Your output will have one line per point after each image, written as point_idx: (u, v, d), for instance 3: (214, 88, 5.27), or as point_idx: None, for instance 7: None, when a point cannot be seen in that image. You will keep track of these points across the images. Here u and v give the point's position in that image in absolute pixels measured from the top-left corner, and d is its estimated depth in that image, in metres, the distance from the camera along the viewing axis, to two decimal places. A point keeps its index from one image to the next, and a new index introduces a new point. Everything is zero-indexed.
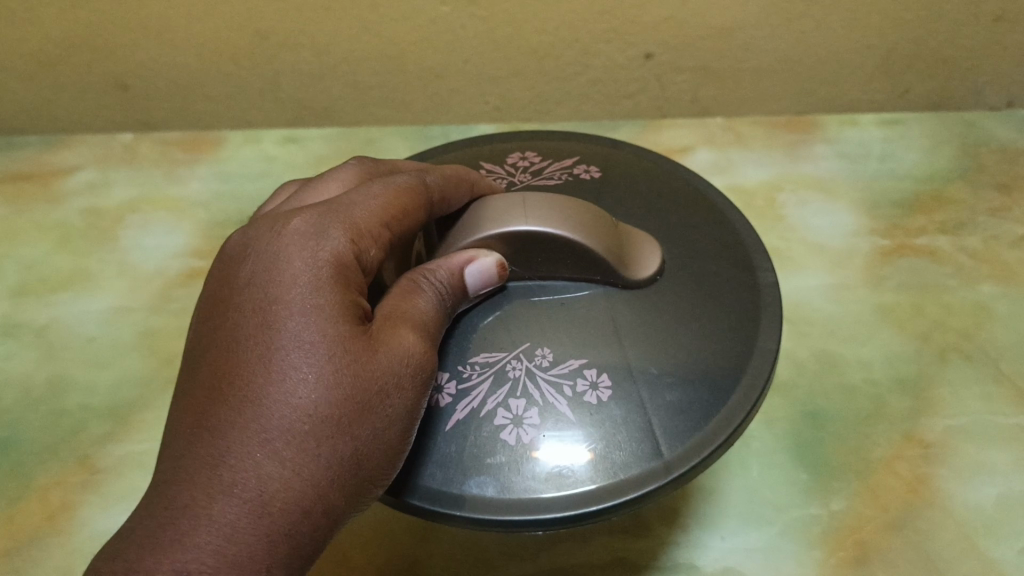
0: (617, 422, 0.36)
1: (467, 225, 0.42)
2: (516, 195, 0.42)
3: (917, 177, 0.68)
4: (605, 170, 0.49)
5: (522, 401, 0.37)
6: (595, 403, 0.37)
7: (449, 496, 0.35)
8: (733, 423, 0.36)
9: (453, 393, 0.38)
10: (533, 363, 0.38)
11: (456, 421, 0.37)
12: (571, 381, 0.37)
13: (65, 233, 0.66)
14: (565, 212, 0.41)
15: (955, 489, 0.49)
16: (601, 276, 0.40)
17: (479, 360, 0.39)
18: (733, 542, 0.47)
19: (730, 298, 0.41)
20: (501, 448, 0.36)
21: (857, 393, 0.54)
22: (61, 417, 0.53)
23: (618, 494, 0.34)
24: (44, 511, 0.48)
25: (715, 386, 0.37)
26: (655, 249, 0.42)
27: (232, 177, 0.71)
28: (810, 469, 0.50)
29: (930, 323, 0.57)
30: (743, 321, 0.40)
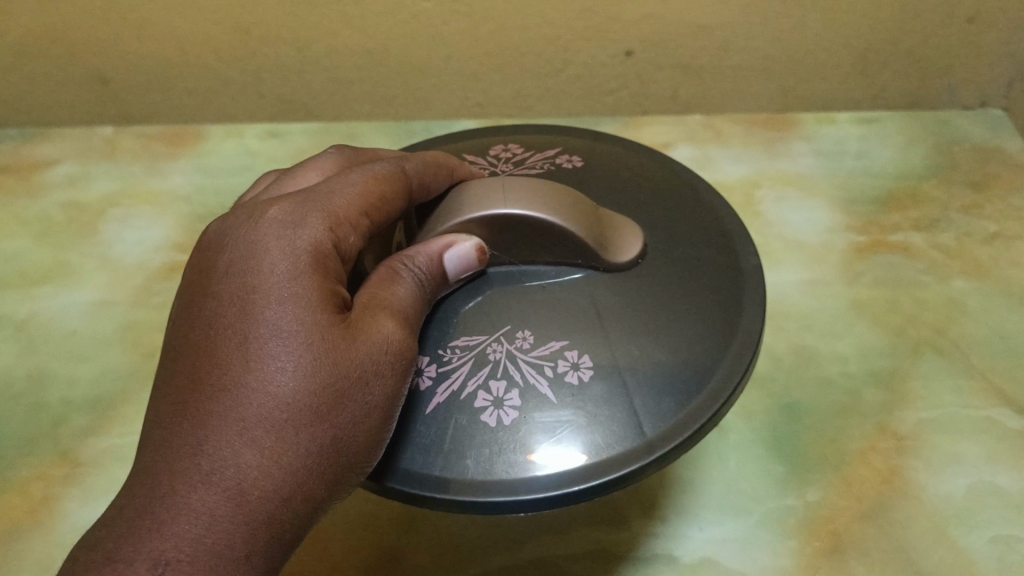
0: (599, 403, 0.37)
1: (446, 210, 0.42)
2: (496, 180, 0.42)
3: (892, 175, 0.69)
4: (587, 160, 0.50)
5: (503, 382, 0.38)
6: (576, 384, 0.37)
7: (431, 480, 0.36)
8: (716, 403, 0.37)
9: (434, 375, 0.39)
10: (514, 346, 0.39)
11: (437, 404, 0.38)
12: (552, 362, 0.38)
13: (45, 226, 0.65)
14: (546, 195, 0.41)
15: (927, 480, 0.50)
16: (581, 260, 0.41)
17: (459, 344, 0.39)
18: (711, 532, 0.48)
19: (712, 282, 0.41)
20: (482, 430, 0.37)
21: (832, 386, 0.55)
22: (41, 410, 0.53)
23: (602, 474, 0.35)
24: (25, 504, 0.48)
25: (697, 366, 0.38)
26: (637, 234, 0.42)
27: (213, 171, 0.71)
28: (786, 461, 0.51)
29: (904, 318, 0.58)
30: (726, 304, 0.41)
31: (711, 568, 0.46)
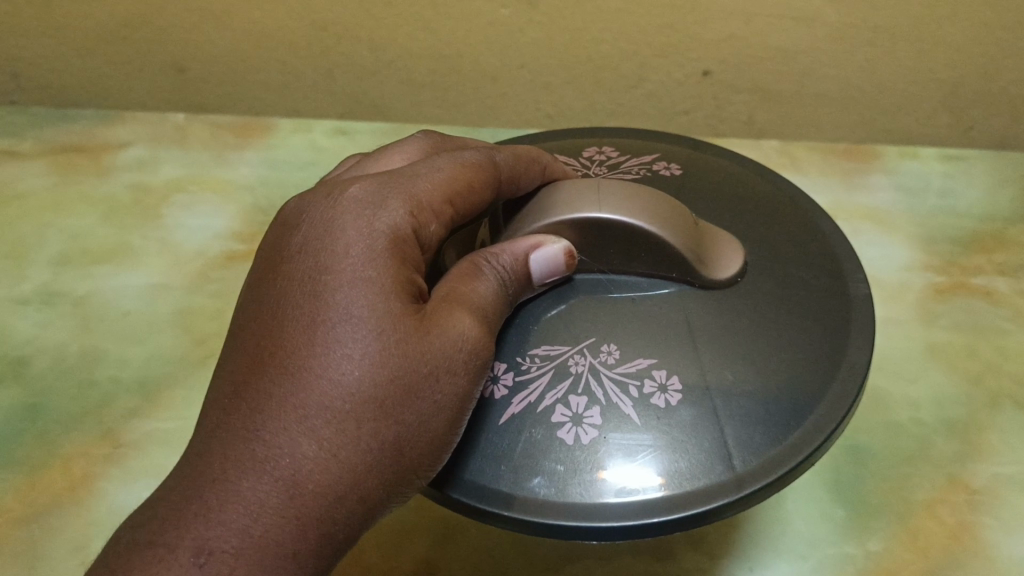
0: (687, 429, 0.35)
1: (536, 209, 0.41)
2: (590, 182, 0.41)
3: (975, 215, 0.65)
4: (686, 168, 0.49)
5: (584, 398, 0.36)
6: (663, 406, 0.35)
7: (498, 496, 0.34)
8: (815, 441, 0.34)
9: (510, 385, 0.37)
10: (597, 360, 0.37)
11: (512, 415, 0.36)
12: (638, 381, 0.36)
13: (111, 207, 0.65)
14: (642, 202, 0.40)
15: (999, 540, 0.47)
16: (677, 273, 0.39)
17: (540, 353, 0.38)
18: (762, 573, 0.46)
19: (817, 310, 0.39)
20: (559, 444, 0.35)
21: (901, 431, 0.52)
22: (90, 387, 0.53)
23: (682, 506, 0.33)
24: (65, 480, 0.49)
25: (797, 399, 0.36)
26: (738, 251, 0.41)
27: (279, 162, 0.70)
28: (847, 506, 0.48)
29: (983, 366, 0.55)
30: (832, 336, 0.38)
31: None
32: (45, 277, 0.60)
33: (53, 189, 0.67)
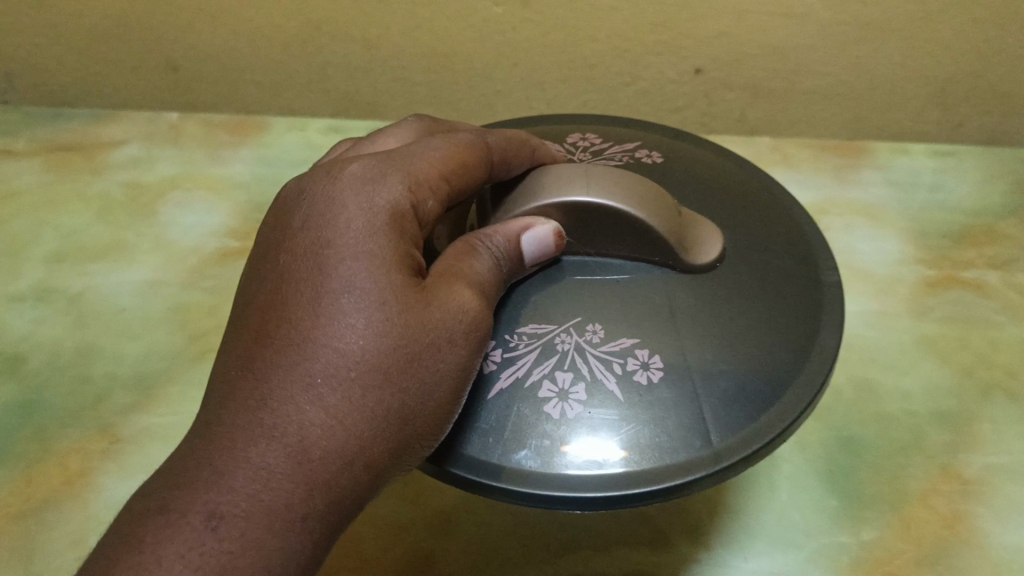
0: (665, 406, 0.36)
1: (524, 193, 0.41)
2: (577, 168, 0.41)
3: (967, 210, 0.66)
4: (667, 157, 0.48)
5: (570, 375, 0.37)
6: (644, 384, 0.36)
7: (485, 468, 0.35)
8: (788, 419, 0.35)
9: (498, 361, 0.37)
10: (583, 338, 0.38)
11: (501, 390, 0.37)
12: (621, 358, 0.37)
13: (106, 204, 0.65)
14: (629, 187, 0.40)
15: (993, 529, 0.47)
16: (660, 258, 0.40)
17: (527, 330, 0.38)
18: (756, 563, 0.46)
19: (791, 296, 0.40)
20: (546, 418, 0.36)
21: (894, 422, 0.52)
22: (86, 383, 0.53)
23: (663, 478, 0.34)
24: (62, 475, 0.49)
25: (771, 379, 0.37)
26: (717, 238, 0.41)
27: (274, 159, 0.70)
28: (840, 496, 0.49)
29: (974, 357, 0.56)
30: (806, 321, 0.39)
31: None
32: (40, 274, 0.60)
33: (48, 187, 0.67)
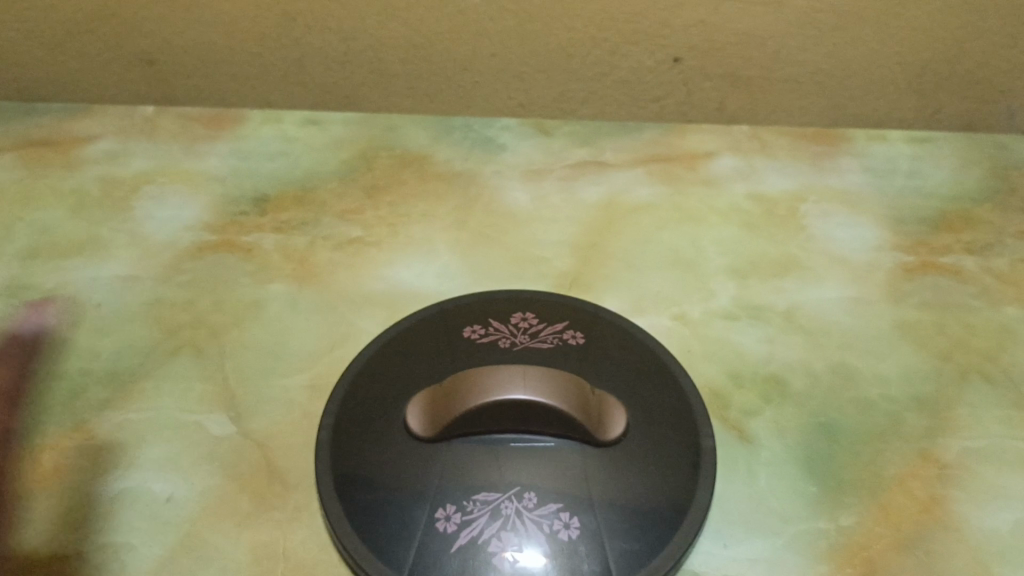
0: (581, 559, 0.43)
1: (469, 389, 0.46)
2: (514, 368, 0.46)
3: (943, 196, 0.66)
4: (590, 336, 0.52)
5: (513, 535, 0.44)
6: (566, 540, 0.44)
7: None
8: (672, 560, 0.44)
9: (456, 524, 0.44)
10: (522, 505, 0.45)
11: (459, 545, 0.44)
12: (549, 520, 0.44)
13: (80, 200, 0.64)
14: (557, 382, 0.46)
15: (971, 512, 0.48)
16: (578, 435, 0.46)
17: (479, 497, 0.45)
18: (735, 550, 0.46)
19: (676, 459, 0.48)
20: (492, 569, 0.43)
21: (872, 408, 0.52)
22: (60, 380, 0.53)
23: None
24: (37, 472, 0.48)
25: (660, 512, 0.46)
26: (621, 415, 0.48)
27: (249, 154, 0.68)
28: (819, 482, 0.49)
29: (951, 342, 0.56)
30: (687, 466, 0.48)
31: None
32: (12, 271, 0.59)
33: (21, 183, 0.66)
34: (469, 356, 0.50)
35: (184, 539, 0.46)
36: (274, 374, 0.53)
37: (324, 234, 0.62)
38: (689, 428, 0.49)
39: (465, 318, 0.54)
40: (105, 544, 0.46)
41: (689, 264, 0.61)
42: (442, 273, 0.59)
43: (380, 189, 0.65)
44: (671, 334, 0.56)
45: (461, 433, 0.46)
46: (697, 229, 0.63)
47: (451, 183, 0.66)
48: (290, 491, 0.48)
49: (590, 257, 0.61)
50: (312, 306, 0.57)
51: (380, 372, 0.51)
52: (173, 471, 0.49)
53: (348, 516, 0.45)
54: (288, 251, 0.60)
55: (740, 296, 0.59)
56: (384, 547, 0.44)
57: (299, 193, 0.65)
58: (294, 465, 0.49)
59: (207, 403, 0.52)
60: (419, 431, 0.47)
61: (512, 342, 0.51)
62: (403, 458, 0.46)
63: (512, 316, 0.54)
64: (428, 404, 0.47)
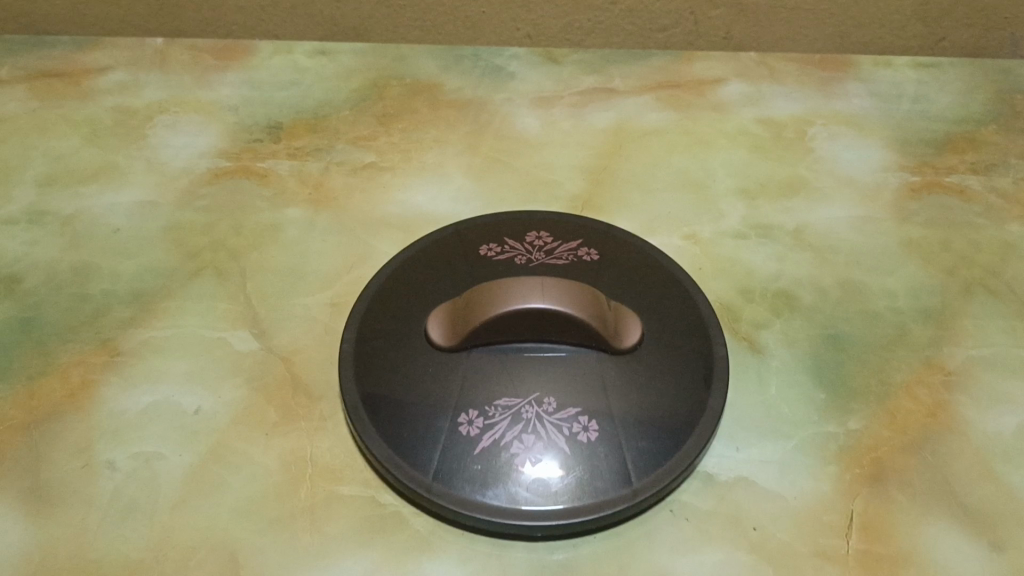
0: (600, 460, 0.45)
1: (489, 299, 0.47)
2: (533, 279, 0.47)
3: (948, 118, 0.67)
4: (604, 253, 0.54)
5: (533, 436, 0.45)
6: (585, 441, 0.45)
7: (471, 502, 0.43)
8: (688, 459, 0.45)
9: (479, 427, 0.45)
10: (541, 409, 0.46)
11: (482, 448, 0.45)
12: (568, 424, 0.45)
13: (95, 129, 0.65)
14: (575, 292, 0.47)
15: (976, 416, 0.49)
16: (595, 344, 0.48)
17: (501, 403, 0.46)
18: (747, 453, 0.48)
19: (691, 367, 0.49)
20: (515, 470, 0.44)
21: (879, 319, 0.54)
22: (84, 301, 0.54)
23: (598, 509, 0.43)
24: (65, 388, 0.49)
25: (676, 415, 0.47)
26: (637, 324, 0.49)
27: (262, 83, 0.69)
28: (828, 389, 0.50)
29: (956, 257, 0.57)
30: (701, 373, 0.49)
31: (746, 487, 0.46)
32: (31, 197, 0.60)
33: (35, 114, 0.66)
34: (486, 272, 0.51)
35: (214, 447, 0.47)
36: (295, 293, 0.54)
37: (339, 160, 0.63)
38: (703, 338, 0.50)
39: (481, 237, 0.55)
40: (137, 453, 0.47)
41: (698, 186, 0.62)
42: (456, 196, 0.60)
43: (392, 117, 0.67)
44: (683, 253, 0.57)
45: (482, 342, 0.48)
46: (705, 153, 0.64)
47: (463, 111, 0.67)
48: (315, 401, 0.49)
49: (601, 179, 0.62)
50: (329, 229, 0.58)
51: (400, 289, 0.52)
52: (200, 384, 0.50)
53: (373, 422, 0.46)
54: (303, 176, 0.62)
55: (749, 215, 0.60)
56: (408, 452, 0.45)
57: (311, 121, 0.66)
58: (318, 377, 0.50)
59: (230, 320, 0.53)
60: (440, 340, 0.48)
61: (528, 259, 0.52)
62: (425, 368, 0.48)
63: (526, 235, 0.55)
64: (449, 317, 0.48)
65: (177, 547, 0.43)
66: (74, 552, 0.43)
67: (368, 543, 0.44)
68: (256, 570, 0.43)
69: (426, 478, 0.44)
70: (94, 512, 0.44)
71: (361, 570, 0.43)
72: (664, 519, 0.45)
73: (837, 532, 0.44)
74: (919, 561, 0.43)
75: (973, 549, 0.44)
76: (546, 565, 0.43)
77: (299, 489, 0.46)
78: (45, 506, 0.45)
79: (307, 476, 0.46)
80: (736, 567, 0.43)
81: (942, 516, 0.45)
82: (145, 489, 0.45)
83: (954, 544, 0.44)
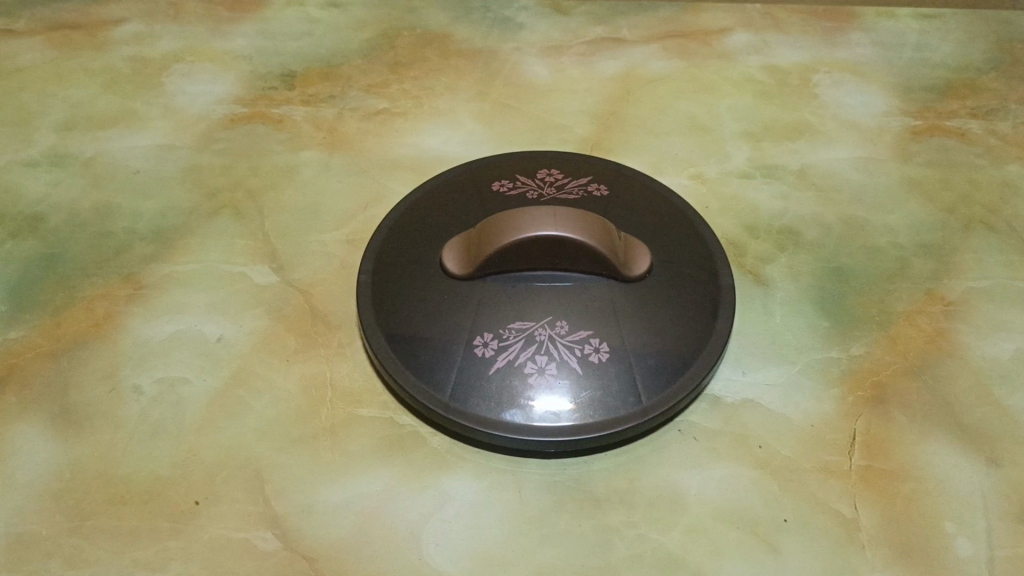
0: (611, 379, 0.46)
1: (503, 228, 0.48)
2: (546, 209, 0.48)
3: (949, 66, 0.68)
4: (613, 189, 0.55)
5: (546, 357, 0.46)
6: (596, 362, 0.46)
7: (488, 420, 0.45)
8: (697, 379, 0.46)
9: (493, 349, 0.47)
10: (554, 331, 0.47)
11: (497, 368, 0.46)
12: (580, 346, 0.47)
13: (112, 77, 0.67)
14: (586, 222, 0.48)
15: (975, 342, 0.51)
16: (606, 272, 0.49)
17: (515, 326, 0.47)
18: (753, 377, 0.49)
19: (699, 294, 0.50)
20: (529, 390, 0.45)
21: (881, 254, 0.55)
22: (107, 238, 0.55)
23: (610, 426, 0.44)
24: (90, 318, 0.51)
25: (684, 338, 0.48)
26: (646, 253, 0.50)
27: (275, 34, 0.71)
28: (831, 318, 0.52)
29: (956, 197, 0.59)
30: (709, 300, 0.50)
31: (752, 408, 0.48)
32: (51, 141, 0.61)
33: (52, 63, 0.68)
34: (499, 206, 0.53)
35: (236, 372, 0.49)
36: (312, 230, 0.56)
37: (352, 106, 0.64)
38: (709, 267, 0.52)
39: (493, 174, 0.56)
40: (162, 377, 0.48)
41: (704, 129, 0.63)
42: (467, 139, 0.62)
43: (403, 66, 0.68)
44: (690, 192, 0.59)
45: (495, 271, 0.49)
46: (711, 99, 0.66)
47: (473, 61, 0.69)
48: (334, 330, 0.51)
49: (609, 122, 0.63)
50: (344, 171, 0.60)
51: (414, 223, 0.53)
52: (222, 314, 0.51)
53: (390, 345, 0.48)
54: (317, 121, 0.63)
55: (754, 157, 0.61)
56: (425, 374, 0.46)
57: (324, 69, 0.68)
58: (336, 308, 0.52)
59: (249, 255, 0.54)
60: (455, 270, 0.49)
61: (540, 194, 0.54)
62: (440, 295, 0.49)
63: (537, 172, 0.56)
64: (464, 249, 0.50)
65: (203, 464, 0.45)
66: (104, 468, 0.44)
67: (387, 460, 0.45)
68: (279, 484, 0.44)
69: (443, 398, 0.46)
70: (121, 432, 0.46)
71: (381, 484, 0.44)
72: (673, 438, 0.46)
73: (840, 449, 0.46)
74: (919, 476, 0.45)
75: (972, 465, 0.45)
76: (559, 480, 0.45)
77: (320, 411, 0.47)
78: (74, 426, 0.46)
79: (327, 399, 0.48)
80: (743, 481, 0.45)
81: (942, 435, 0.46)
82: (171, 410, 0.47)
83: (953, 461, 0.45)
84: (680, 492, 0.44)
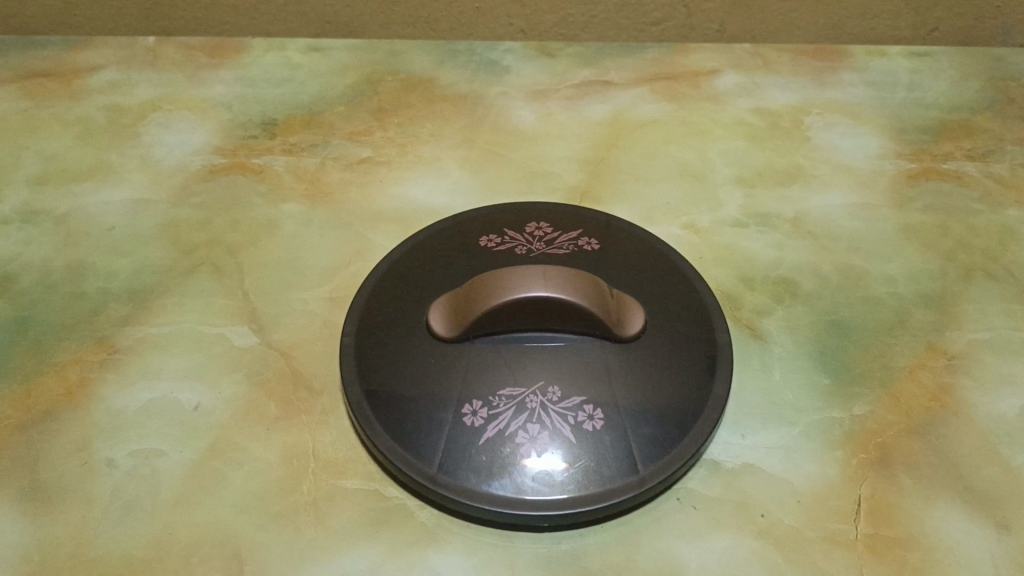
0: (605, 447, 0.44)
1: (492, 288, 0.46)
2: (535, 267, 0.47)
3: (943, 106, 0.67)
4: (604, 243, 0.53)
5: (538, 425, 0.44)
6: (590, 430, 0.44)
7: (478, 494, 0.43)
8: (695, 447, 0.44)
9: (483, 417, 0.45)
10: (546, 398, 0.45)
11: (487, 438, 0.44)
12: (573, 413, 0.45)
13: (87, 127, 0.65)
14: (578, 280, 0.46)
15: (980, 399, 0.49)
16: (599, 332, 0.47)
17: (505, 392, 0.45)
18: (752, 440, 0.47)
19: (695, 354, 0.48)
20: (521, 461, 0.43)
21: (880, 305, 0.54)
22: (80, 299, 0.53)
23: (606, 499, 0.42)
24: (63, 386, 0.49)
25: (681, 403, 0.46)
26: (639, 311, 0.48)
27: (255, 81, 0.70)
28: (831, 374, 0.50)
29: (955, 243, 0.57)
30: (706, 360, 0.48)
31: (753, 473, 0.46)
32: (24, 196, 0.59)
33: (25, 113, 0.66)
34: (486, 262, 0.51)
35: (214, 443, 0.47)
36: (293, 288, 0.54)
37: (334, 154, 0.63)
38: (705, 325, 0.50)
39: (480, 229, 0.54)
40: (136, 450, 0.46)
41: (695, 176, 0.62)
42: (453, 189, 0.60)
43: (387, 113, 0.67)
44: (682, 242, 0.57)
45: (483, 332, 0.47)
46: (702, 143, 0.65)
47: (458, 106, 0.68)
48: (317, 395, 0.49)
49: (598, 169, 0.62)
50: (326, 224, 0.58)
51: (400, 281, 0.52)
52: (200, 380, 0.49)
53: (375, 413, 0.46)
54: (299, 171, 0.62)
55: (747, 204, 0.60)
56: (412, 444, 0.44)
57: (305, 117, 0.66)
58: (319, 371, 0.50)
59: (228, 316, 0.53)
60: (443, 331, 0.47)
61: (529, 249, 0.52)
62: (427, 359, 0.47)
63: (526, 226, 0.54)
64: (451, 309, 0.48)
65: (179, 544, 0.43)
66: (74, 550, 0.42)
67: (373, 536, 0.43)
68: (259, 564, 0.42)
69: (430, 470, 0.44)
70: (93, 510, 0.44)
71: (366, 563, 0.42)
72: (671, 507, 0.45)
73: (845, 517, 0.44)
74: (928, 544, 0.43)
75: (982, 531, 0.43)
76: (553, 555, 0.43)
77: (302, 483, 0.45)
78: (42, 504, 0.44)
79: (310, 470, 0.46)
80: (746, 553, 0.43)
81: (950, 500, 0.45)
82: (145, 486, 0.45)
83: (962, 527, 0.44)
84: (679, 566, 0.42)
